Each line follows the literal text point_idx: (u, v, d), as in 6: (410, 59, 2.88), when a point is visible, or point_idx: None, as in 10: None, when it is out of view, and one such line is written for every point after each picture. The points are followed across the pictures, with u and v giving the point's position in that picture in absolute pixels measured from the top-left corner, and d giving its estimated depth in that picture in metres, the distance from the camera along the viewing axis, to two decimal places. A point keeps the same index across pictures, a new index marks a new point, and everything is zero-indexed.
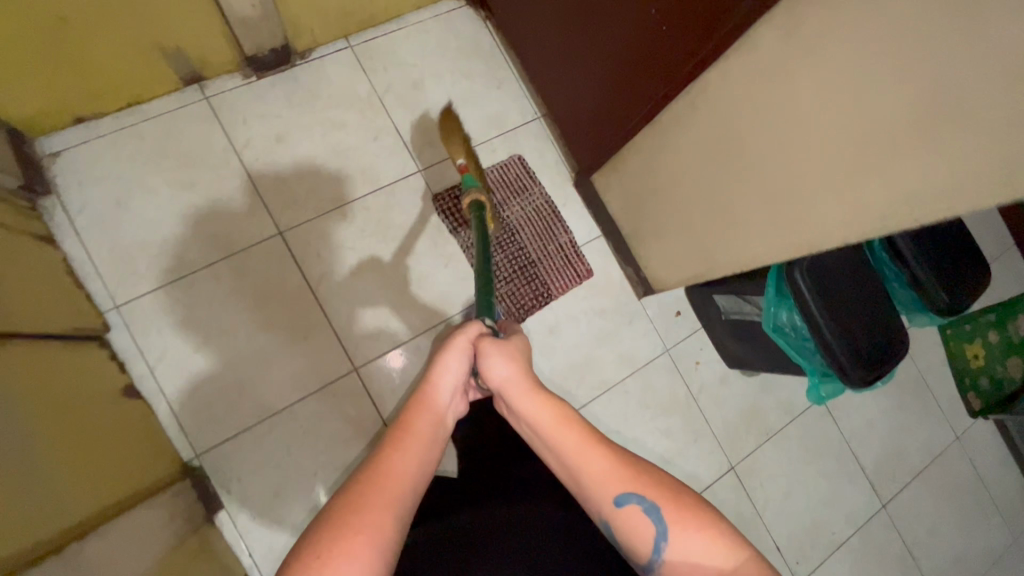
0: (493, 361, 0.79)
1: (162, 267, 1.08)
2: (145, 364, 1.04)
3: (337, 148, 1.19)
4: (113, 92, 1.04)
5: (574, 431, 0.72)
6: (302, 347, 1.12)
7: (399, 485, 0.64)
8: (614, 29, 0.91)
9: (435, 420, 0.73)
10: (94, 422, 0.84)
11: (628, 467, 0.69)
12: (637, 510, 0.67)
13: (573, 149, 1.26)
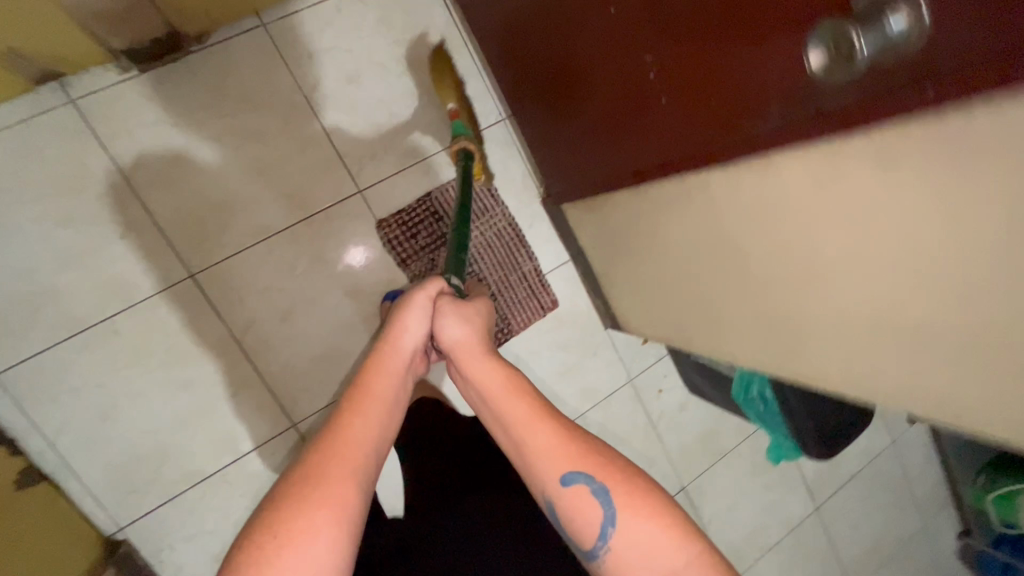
0: (449, 321, 0.73)
1: (45, 324, 0.90)
2: (42, 437, 0.90)
3: (256, 165, 0.98)
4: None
5: (527, 400, 0.66)
6: (231, 406, 0.99)
7: (359, 451, 0.58)
8: (608, 74, 0.72)
9: (396, 377, 0.66)
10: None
11: (578, 444, 0.63)
12: (584, 492, 0.61)
13: (544, 171, 1.08)
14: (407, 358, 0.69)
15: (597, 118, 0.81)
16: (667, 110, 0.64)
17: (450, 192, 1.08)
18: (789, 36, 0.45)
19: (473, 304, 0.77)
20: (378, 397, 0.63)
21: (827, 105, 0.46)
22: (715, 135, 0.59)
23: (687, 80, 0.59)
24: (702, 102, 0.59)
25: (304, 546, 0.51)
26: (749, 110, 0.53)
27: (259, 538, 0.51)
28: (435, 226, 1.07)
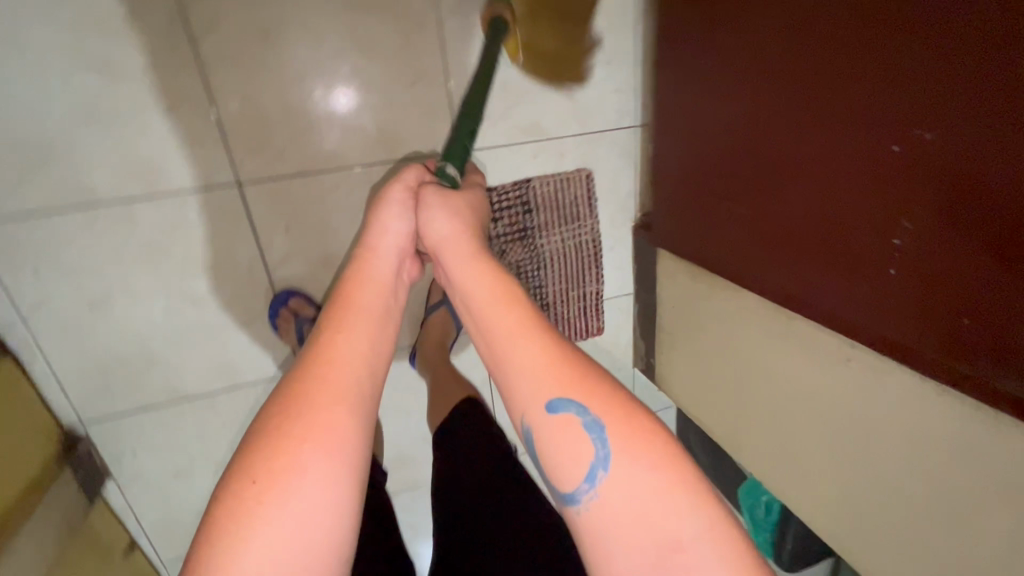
0: (433, 214, 0.66)
1: (46, 186, 0.73)
2: (14, 310, 0.77)
3: (354, 80, 0.80)
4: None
5: (516, 304, 0.58)
6: (240, 335, 0.88)
7: (346, 371, 0.52)
8: (780, 175, 0.67)
9: (381, 290, 0.61)
10: None
11: (575, 368, 0.53)
12: (575, 424, 0.50)
13: (660, 203, 0.96)
14: (391, 266, 0.64)
15: (712, 221, 0.82)
16: (832, 260, 0.62)
17: (546, 188, 0.96)
18: (953, 293, 0.50)
19: (461, 194, 0.70)
20: (364, 308, 0.58)
21: (968, 352, 0.50)
22: (873, 317, 0.59)
23: (820, 255, 0.63)
24: (832, 283, 0.63)
25: (293, 486, 0.44)
26: (932, 326, 0.53)
27: (234, 486, 0.44)
28: (519, 216, 0.96)
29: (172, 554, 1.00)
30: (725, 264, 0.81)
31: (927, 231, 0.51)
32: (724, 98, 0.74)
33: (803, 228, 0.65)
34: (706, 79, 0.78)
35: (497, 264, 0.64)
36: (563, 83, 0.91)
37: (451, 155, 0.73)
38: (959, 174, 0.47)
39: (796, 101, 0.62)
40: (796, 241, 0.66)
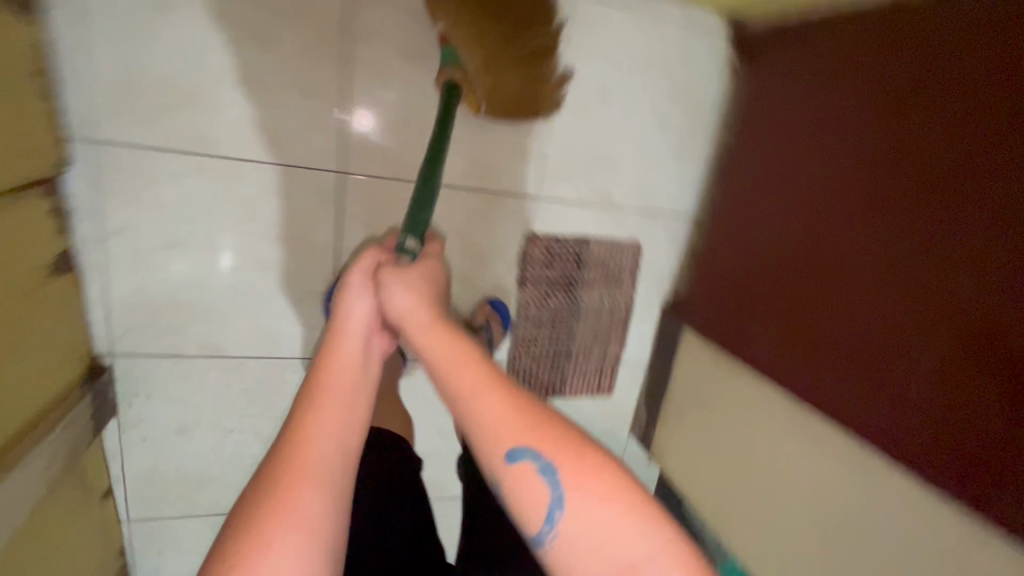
0: (392, 287, 0.63)
1: (174, 130, 0.79)
2: (97, 229, 0.80)
3: (469, 114, 0.90)
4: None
5: (476, 364, 0.56)
6: (290, 310, 0.92)
7: (313, 458, 0.52)
8: (837, 291, 0.78)
9: (351, 369, 0.60)
10: (13, 333, 0.66)
11: (531, 416, 0.53)
12: (531, 473, 0.51)
13: (702, 284, 1.06)
14: (360, 346, 0.62)
15: (751, 318, 0.93)
16: (867, 372, 0.73)
17: (600, 250, 1.05)
18: (977, 427, 0.61)
19: (422, 263, 0.68)
20: (334, 391, 0.58)
21: (983, 473, 0.61)
22: (896, 430, 0.69)
23: (863, 379, 0.73)
24: (877, 404, 0.72)
25: (259, 565, 0.46)
26: (951, 450, 0.63)
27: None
28: (570, 269, 1.04)
29: (146, 511, 0.97)
30: (754, 349, 0.91)
31: (961, 365, 0.62)
32: (798, 212, 0.86)
33: (847, 339, 0.76)
34: (779, 192, 0.90)
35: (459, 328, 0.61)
36: (533, 113, 0.91)
37: (410, 228, 0.72)
38: (986, 305, 0.60)
39: (873, 234, 0.74)
40: (836, 349, 0.77)
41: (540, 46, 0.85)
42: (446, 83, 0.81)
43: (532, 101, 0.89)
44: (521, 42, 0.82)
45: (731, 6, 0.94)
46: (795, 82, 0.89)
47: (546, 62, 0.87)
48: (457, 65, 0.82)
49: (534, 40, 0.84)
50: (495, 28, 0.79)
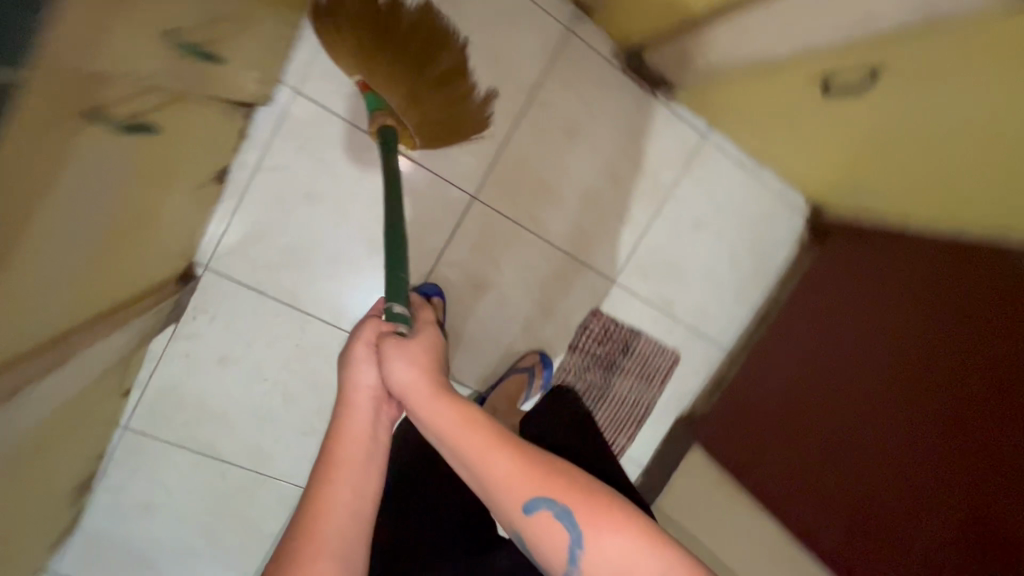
0: (394, 359, 0.54)
1: (361, 111, 0.92)
2: (258, 159, 0.89)
3: (593, 194, 1.04)
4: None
5: (481, 426, 0.49)
6: (376, 290, 1.00)
7: (329, 530, 0.50)
8: (852, 461, 0.92)
9: (358, 442, 0.55)
10: (157, 215, 0.70)
11: (544, 469, 0.48)
12: (549, 520, 0.46)
13: (726, 400, 1.17)
14: (370, 418, 0.56)
15: (763, 450, 1.05)
16: (872, 538, 0.87)
17: (646, 346, 1.14)
18: None
19: (424, 335, 0.58)
20: (345, 467, 0.53)
21: None
22: None
23: (868, 543, 0.88)
24: (877, 565, 0.87)
25: None
26: None
27: None
28: (616, 352, 1.13)
29: (151, 426, 0.97)
30: (766, 476, 1.04)
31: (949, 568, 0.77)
32: (826, 382, 0.99)
33: (856, 505, 0.90)
34: (813, 356, 1.04)
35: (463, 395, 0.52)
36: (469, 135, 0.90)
37: (395, 294, 0.63)
38: (977, 533, 0.74)
39: (891, 432, 0.87)
40: (846, 508, 0.91)
41: (450, 67, 0.82)
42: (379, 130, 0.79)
43: (458, 121, 0.87)
44: (429, 71, 0.80)
45: (820, 197, 1.12)
46: (855, 272, 1.04)
47: (456, 85, 0.84)
48: (385, 109, 0.80)
49: (438, 66, 0.80)
50: (403, 63, 0.77)
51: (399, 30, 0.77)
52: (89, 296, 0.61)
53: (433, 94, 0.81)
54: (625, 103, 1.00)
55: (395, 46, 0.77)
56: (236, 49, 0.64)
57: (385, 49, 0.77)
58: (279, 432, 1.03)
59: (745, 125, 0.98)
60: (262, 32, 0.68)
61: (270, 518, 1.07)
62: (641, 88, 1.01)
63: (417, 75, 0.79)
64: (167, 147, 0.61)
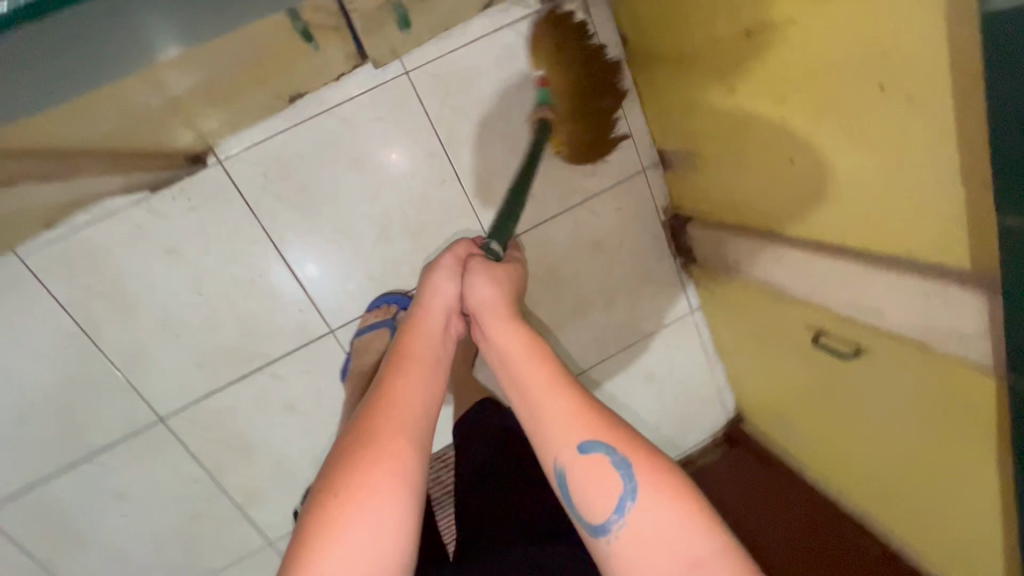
0: (476, 280, 0.68)
1: (448, 122, 0.94)
2: (336, 104, 0.89)
3: (583, 303, 1.10)
4: (651, 76, 0.92)
5: (546, 360, 0.57)
6: (354, 274, 0.97)
7: (403, 412, 0.54)
8: None
9: (432, 341, 0.63)
10: (220, 99, 0.68)
11: (604, 416, 0.53)
12: (603, 464, 0.50)
13: None
14: (442, 323, 0.65)
15: None
16: None
17: None
18: None
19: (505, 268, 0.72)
20: (418, 357, 0.60)
21: None
22: None
23: None
24: None
25: (360, 498, 0.47)
26: None
27: (318, 508, 0.47)
28: None
29: (50, 271, 0.86)
30: None
31: None
32: None
33: None
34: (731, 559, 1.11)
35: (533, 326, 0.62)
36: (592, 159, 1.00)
37: (496, 234, 0.77)
38: None
39: None
40: None
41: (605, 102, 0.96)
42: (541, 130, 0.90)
43: (597, 147, 0.99)
44: (598, 102, 0.94)
45: (747, 411, 1.23)
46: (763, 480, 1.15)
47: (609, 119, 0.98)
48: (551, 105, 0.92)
49: (608, 102, 0.95)
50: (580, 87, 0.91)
51: (592, 61, 0.92)
52: (104, 124, 0.57)
53: (593, 122, 0.95)
54: (650, 249, 1.10)
55: (580, 75, 0.91)
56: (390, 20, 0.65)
57: (568, 70, 0.91)
58: (175, 349, 0.93)
59: (726, 323, 1.09)
60: (417, 22, 0.71)
61: (101, 428, 0.94)
62: (666, 249, 1.10)
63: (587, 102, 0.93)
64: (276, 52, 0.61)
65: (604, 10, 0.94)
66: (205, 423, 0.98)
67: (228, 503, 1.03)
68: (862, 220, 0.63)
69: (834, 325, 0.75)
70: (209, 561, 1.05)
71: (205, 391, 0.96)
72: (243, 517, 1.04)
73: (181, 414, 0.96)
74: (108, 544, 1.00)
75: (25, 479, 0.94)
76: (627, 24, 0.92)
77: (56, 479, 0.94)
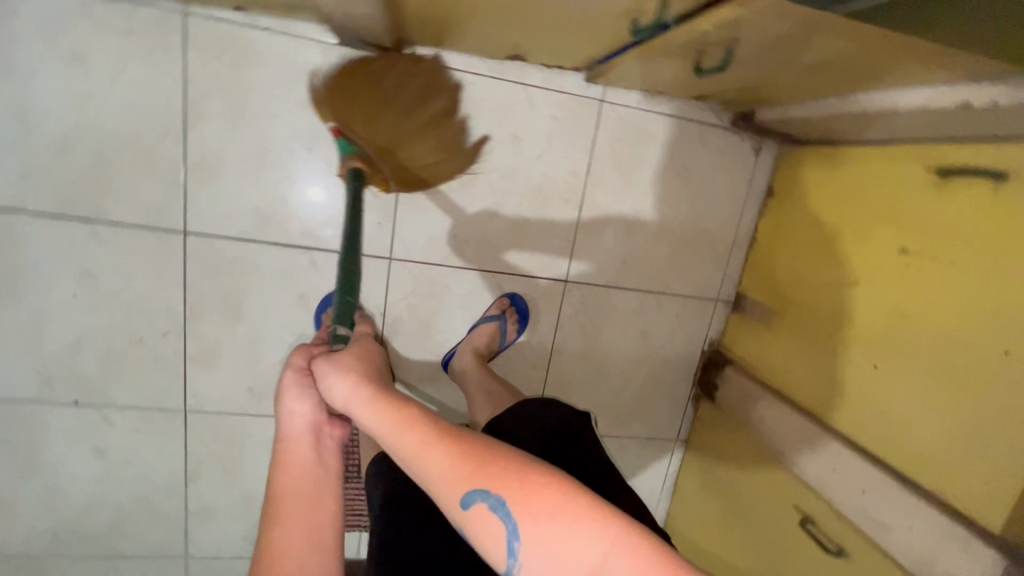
0: (320, 375, 0.61)
1: (605, 159, 0.99)
2: (532, 85, 0.93)
3: (600, 375, 1.12)
4: (776, 233, 1.02)
5: (413, 422, 0.52)
6: (442, 225, 0.97)
7: (286, 565, 0.57)
8: None
9: (304, 470, 0.63)
10: (486, 25, 0.71)
11: (471, 452, 0.50)
12: (484, 512, 0.47)
13: None
14: (311, 447, 0.64)
15: None
16: None
17: None
18: None
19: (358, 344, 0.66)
20: (291, 500, 0.61)
21: None
22: None
23: None
24: None
25: None
26: None
27: None
28: None
29: (199, 42, 0.82)
30: None
31: None
32: None
33: None
34: None
35: (399, 394, 0.56)
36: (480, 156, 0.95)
37: (341, 318, 0.75)
38: None
39: None
40: None
41: (433, 121, 0.88)
42: (350, 171, 0.85)
43: (448, 161, 0.91)
44: (414, 115, 0.86)
45: None
46: None
47: (449, 127, 0.90)
48: (355, 153, 0.86)
49: (428, 112, 0.87)
50: (383, 112, 0.83)
51: (393, 73, 0.83)
52: None
53: (418, 138, 0.87)
54: (679, 366, 1.14)
55: (380, 98, 0.83)
56: (657, 63, 0.73)
57: (361, 99, 0.83)
58: (249, 184, 0.89)
59: (703, 468, 1.13)
60: (665, 73, 0.79)
61: (125, 207, 0.87)
62: (691, 376, 1.15)
63: (401, 123, 0.85)
64: (572, 27, 0.67)
65: (770, 162, 1.04)
66: (221, 262, 0.92)
67: (178, 348, 0.94)
68: (921, 444, 0.70)
69: (831, 521, 0.81)
70: (114, 392, 0.94)
71: (244, 236, 0.92)
72: (182, 370, 0.96)
73: (207, 240, 0.90)
74: (32, 314, 0.88)
75: (5, 203, 0.83)
76: (782, 183, 1.02)
77: (45, 222, 0.85)
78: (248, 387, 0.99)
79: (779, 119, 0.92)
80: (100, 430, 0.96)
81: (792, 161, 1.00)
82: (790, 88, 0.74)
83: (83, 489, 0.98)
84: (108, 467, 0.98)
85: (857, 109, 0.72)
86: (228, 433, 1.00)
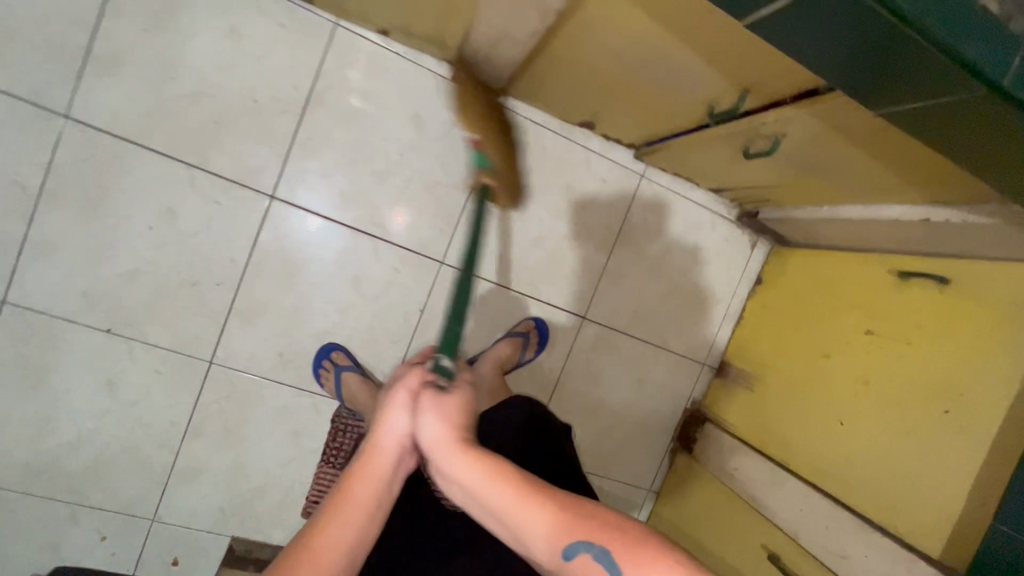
0: (426, 416, 0.60)
1: (636, 221, 1.18)
2: (592, 150, 1.14)
3: (595, 412, 1.23)
4: (761, 313, 1.21)
5: (509, 478, 0.56)
6: (493, 244, 1.11)
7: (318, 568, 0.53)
8: None
9: (378, 484, 0.59)
10: (585, 95, 0.93)
11: (568, 506, 0.54)
12: (588, 563, 0.51)
13: None
14: (390, 463, 0.60)
15: None
16: None
17: None
18: None
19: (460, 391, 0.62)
20: (357, 505, 0.57)
21: None
22: None
23: None
24: None
25: None
26: None
27: None
28: None
29: (340, 48, 0.98)
30: None
31: None
32: None
33: None
34: None
35: (494, 455, 0.58)
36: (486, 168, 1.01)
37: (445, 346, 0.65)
38: None
39: None
40: None
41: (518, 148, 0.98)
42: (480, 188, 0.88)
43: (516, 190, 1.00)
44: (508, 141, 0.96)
45: None
46: None
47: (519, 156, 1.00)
48: (486, 170, 0.89)
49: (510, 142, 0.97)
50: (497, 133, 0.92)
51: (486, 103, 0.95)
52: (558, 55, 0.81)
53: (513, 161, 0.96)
54: (664, 418, 1.26)
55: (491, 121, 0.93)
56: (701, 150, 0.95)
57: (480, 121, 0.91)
58: (342, 169, 1.01)
59: (673, 517, 1.21)
60: (702, 160, 1.01)
61: (228, 163, 0.96)
62: (672, 429, 1.27)
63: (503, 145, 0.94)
64: (654, 109, 0.89)
65: (761, 256, 1.27)
66: (295, 229, 1.01)
67: (228, 299, 0.99)
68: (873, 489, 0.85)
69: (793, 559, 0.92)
70: (151, 327, 0.97)
71: (323, 212, 1.02)
72: (224, 321, 1.00)
73: (289, 208, 1.00)
74: (105, 235, 0.93)
75: (124, 133, 0.92)
76: (771, 273, 1.24)
77: (153, 157, 0.93)
78: (278, 352, 1.03)
79: (777, 220, 1.15)
80: (121, 362, 0.96)
81: (781, 258, 1.22)
82: (800, 192, 0.97)
83: (79, 421, 0.96)
84: (115, 403, 0.97)
85: (845, 215, 0.95)
86: (245, 394, 1.02)
